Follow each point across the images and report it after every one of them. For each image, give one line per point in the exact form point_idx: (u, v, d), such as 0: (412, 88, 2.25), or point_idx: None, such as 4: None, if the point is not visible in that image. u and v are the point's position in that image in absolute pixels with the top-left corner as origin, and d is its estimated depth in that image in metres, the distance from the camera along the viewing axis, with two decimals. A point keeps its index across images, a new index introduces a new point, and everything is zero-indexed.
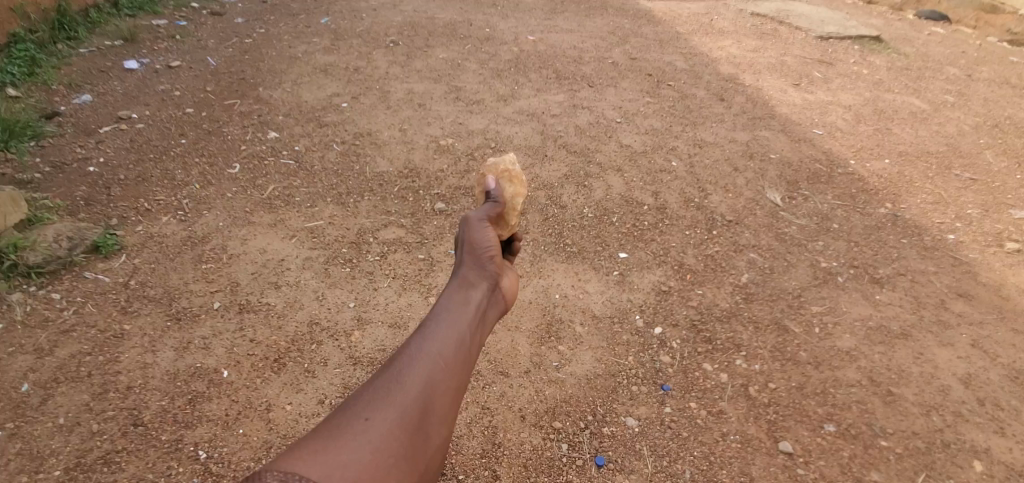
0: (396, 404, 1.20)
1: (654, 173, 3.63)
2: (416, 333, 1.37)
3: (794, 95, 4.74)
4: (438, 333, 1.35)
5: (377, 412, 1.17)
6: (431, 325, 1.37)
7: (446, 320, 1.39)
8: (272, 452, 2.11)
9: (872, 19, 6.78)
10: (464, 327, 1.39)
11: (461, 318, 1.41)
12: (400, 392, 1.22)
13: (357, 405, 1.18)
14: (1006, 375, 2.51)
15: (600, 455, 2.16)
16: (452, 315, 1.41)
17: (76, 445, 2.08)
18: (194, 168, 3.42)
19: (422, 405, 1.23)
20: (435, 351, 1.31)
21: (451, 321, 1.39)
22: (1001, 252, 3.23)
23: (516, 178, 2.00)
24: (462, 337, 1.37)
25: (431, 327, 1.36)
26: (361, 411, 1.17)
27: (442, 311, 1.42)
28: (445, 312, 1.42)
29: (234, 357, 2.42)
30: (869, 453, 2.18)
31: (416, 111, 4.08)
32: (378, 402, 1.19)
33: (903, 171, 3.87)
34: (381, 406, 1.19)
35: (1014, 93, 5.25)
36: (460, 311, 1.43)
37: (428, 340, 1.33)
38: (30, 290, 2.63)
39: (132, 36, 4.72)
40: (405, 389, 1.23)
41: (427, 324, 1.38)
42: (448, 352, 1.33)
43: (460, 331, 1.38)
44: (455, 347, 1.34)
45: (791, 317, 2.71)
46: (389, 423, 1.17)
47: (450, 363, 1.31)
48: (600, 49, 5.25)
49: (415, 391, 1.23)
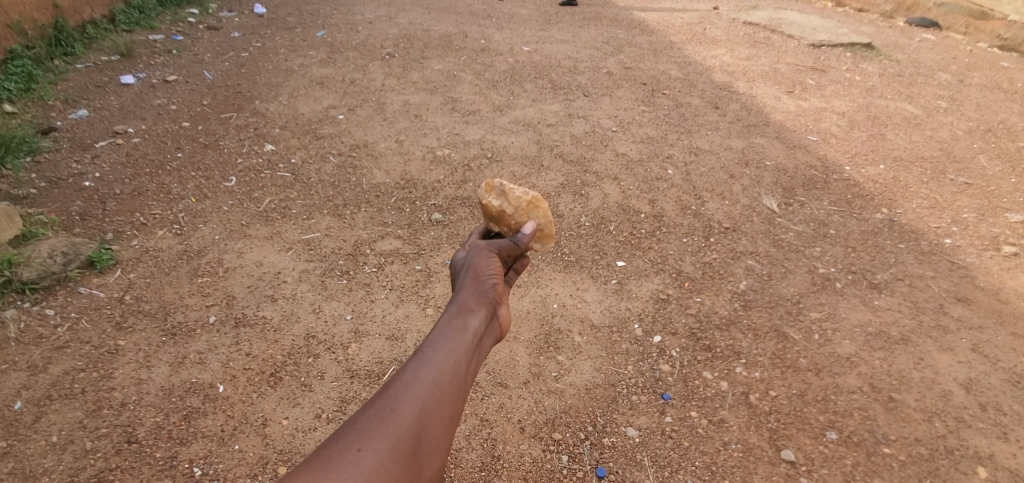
0: (390, 434, 1.18)
1: (651, 181, 3.64)
2: (411, 359, 1.34)
3: (788, 102, 4.77)
4: (434, 361, 1.33)
5: (370, 442, 1.15)
6: (427, 352, 1.35)
7: (443, 348, 1.36)
8: (269, 468, 2.08)
9: (863, 27, 6.85)
10: (460, 355, 1.37)
11: (458, 345, 1.39)
12: (394, 422, 1.20)
13: (351, 434, 1.16)
14: (1008, 379, 2.50)
15: (600, 466, 2.14)
16: (449, 342, 1.38)
17: (69, 463, 2.05)
18: (191, 181, 3.42)
19: (415, 435, 1.21)
20: (430, 379, 1.29)
21: (448, 348, 1.37)
22: (998, 256, 3.24)
23: (539, 202, 1.95)
24: (458, 365, 1.35)
25: (427, 354, 1.34)
26: (353, 441, 1.14)
27: (439, 337, 1.40)
28: (443, 338, 1.39)
29: (231, 371, 2.40)
30: (872, 461, 2.16)
31: (413, 122, 4.09)
32: (370, 432, 1.16)
33: (898, 177, 3.88)
34: (374, 436, 1.16)
35: (1005, 97, 5.30)
36: (457, 338, 1.40)
37: (424, 368, 1.30)
38: (24, 306, 2.61)
39: (129, 51, 4.75)
40: (399, 419, 1.20)
41: (423, 351, 1.36)
42: (444, 380, 1.30)
43: (457, 359, 1.36)
44: (450, 374, 1.32)
45: (790, 324, 2.70)
46: (382, 454, 1.14)
47: (444, 391, 1.29)
48: (595, 59, 5.29)
49: (409, 420, 1.21)
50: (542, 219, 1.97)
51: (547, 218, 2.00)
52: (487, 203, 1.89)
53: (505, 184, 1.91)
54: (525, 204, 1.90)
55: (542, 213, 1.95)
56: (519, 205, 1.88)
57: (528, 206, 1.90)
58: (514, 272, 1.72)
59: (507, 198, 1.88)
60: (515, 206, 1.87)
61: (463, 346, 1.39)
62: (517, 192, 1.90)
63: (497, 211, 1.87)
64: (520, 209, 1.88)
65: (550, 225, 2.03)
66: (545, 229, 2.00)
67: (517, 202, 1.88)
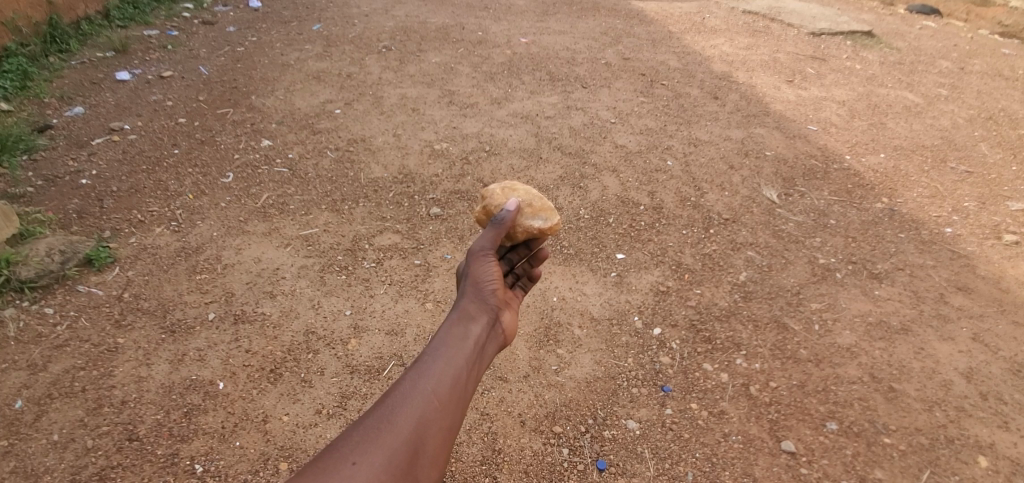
0: (385, 446, 1.24)
1: (650, 172, 3.62)
2: (411, 369, 1.42)
3: (788, 92, 4.74)
4: (432, 371, 1.40)
5: (366, 455, 1.21)
6: (427, 361, 1.42)
7: (442, 356, 1.44)
8: (270, 464, 2.08)
9: (864, 15, 6.78)
10: (460, 364, 1.44)
11: (458, 354, 1.46)
12: (390, 434, 1.26)
13: (347, 446, 1.23)
14: (1008, 368, 2.50)
15: (601, 459, 2.14)
16: (449, 351, 1.46)
17: (70, 462, 2.05)
18: (188, 178, 3.40)
19: (412, 447, 1.27)
20: (429, 389, 1.36)
21: (448, 357, 1.44)
22: (1000, 245, 3.22)
23: (514, 186, 2.01)
24: (458, 373, 1.42)
25: (426, 363, 1.42)
26: (348, 453, 1.21)
27: (440, 346, 1.47)
28: (444, 346, 1.47)
29: (230, 368, 2.39)
30: (873, 451, 2.16)
31: (410, 116, 4.06)
32: (366, 445, 1.23)
33: (899, 166, 3.86)
34: (370, 449, 1.23)
35: (1007, 84, 5.26)
36: (458, 347, 1.47)
37: (421, 379, 1.37)
38: (23, 305, 2.60)
39: (124, 47, 4.71)
40: (396, 430, 1.27)
41: (422, 360, 1.43)
42: (441, 390, 1.37)
43: (455, 367, 1.43)
44: (449, 384, 1.39)
45: (791, 315, 2.69)
46: (376, 467, 1.20)
47: (443, 401, 1.36)
48: (593, 49, 5.25)
49: (406, 432, 1.28)
50: (530, 196, 1.95)
51: (534, 194, 1.98)
52: (477, 216, 2.06)
53: (482, 191, 2.07)
54: (502, 192, 1.99)
55: (524, 190, 2.00)
56: (495, 195, 1.98)
57: (504, 192, 1.99)
58: (527, 279, 1.90)
59: (485, 200, 2.02)
60: (492, 195, 1.99)
61: (462, 354, 1.46)
62: (492, 188, 2.04)
63: (484, 215, 2.01)
64: (499, 197, 1.98)
65: (545, 200, 1.95)
66: (537, 203, 1.91)
67: (493, 194, 2.00)
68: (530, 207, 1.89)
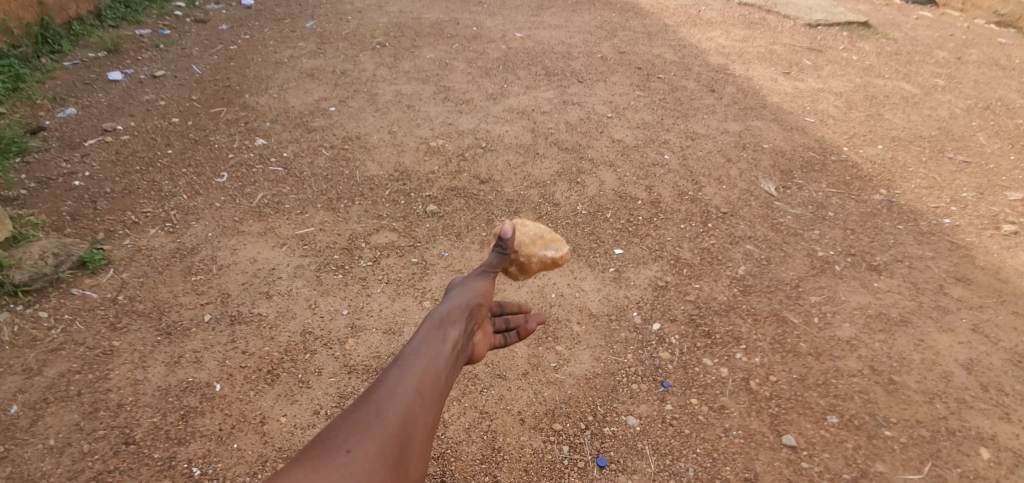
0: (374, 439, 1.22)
1: (647, 167, 3.61)
2: (391, 366, 1.40)
3: (785, 84, 4.71)
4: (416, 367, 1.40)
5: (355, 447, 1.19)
6: (408, 359, 1.42)
7: (424, 354, 1.44)
8: (268, 466, 2.07)
9: (859, 5, 6.75)
10: (442, 362, 1.45)
11: (439, 352, 1.47)
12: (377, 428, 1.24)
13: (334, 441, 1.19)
14: (1008, 359, 2.49)
15: (601, 456, 2.13)
16: (430, 350, 1.46)
17: (66, 467, 2.04)
18: (182, 178, 3.37)
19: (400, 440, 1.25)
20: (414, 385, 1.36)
21: (430, 355, 1.45)
22: (999, 235, 3.21)
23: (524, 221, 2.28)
24: (440, 372, 1.43)
25: (408, 360, 1.41)
26: (341, 443, 1.19)
27: (419, 346, 1.47)
28: (424, 346, 1.47)
29: (227, 369, 2.38)
30: (874, 444, 2.16)
31: (406, 113, 4.03)
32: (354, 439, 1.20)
33: (897, 157, 3.85)
34: (359, 442, 1.20)
35: (1003, 74, 5.24)
36: (438, 347, 1.48)
37: (405, 374, 1.37)
38: (17, 309, 2.58)
39: (115, 47, 4.66)
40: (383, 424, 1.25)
41: (403, 358, 1.43)
42: (426, 386, 1.37)
43: (438, 366, 1.44)
44: (433, 380, 1.40)
45: (790, 308, 2.68)
46: (367, 458, 1.18)
47: (427, 396, 1.36)
48: (589, 43, 5.21)
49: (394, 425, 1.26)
50: (539, 229, 2.25)
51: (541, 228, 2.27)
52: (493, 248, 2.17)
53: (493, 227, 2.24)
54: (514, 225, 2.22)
55: (531, 224, 2.27)
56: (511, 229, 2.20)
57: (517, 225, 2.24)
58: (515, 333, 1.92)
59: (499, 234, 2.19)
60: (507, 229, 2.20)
61: (444, 353, 1.48)
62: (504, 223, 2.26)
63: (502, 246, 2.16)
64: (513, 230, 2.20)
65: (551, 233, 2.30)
66: (547, 235, 2.25)
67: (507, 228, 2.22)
68: (542, 239, 2.22)
